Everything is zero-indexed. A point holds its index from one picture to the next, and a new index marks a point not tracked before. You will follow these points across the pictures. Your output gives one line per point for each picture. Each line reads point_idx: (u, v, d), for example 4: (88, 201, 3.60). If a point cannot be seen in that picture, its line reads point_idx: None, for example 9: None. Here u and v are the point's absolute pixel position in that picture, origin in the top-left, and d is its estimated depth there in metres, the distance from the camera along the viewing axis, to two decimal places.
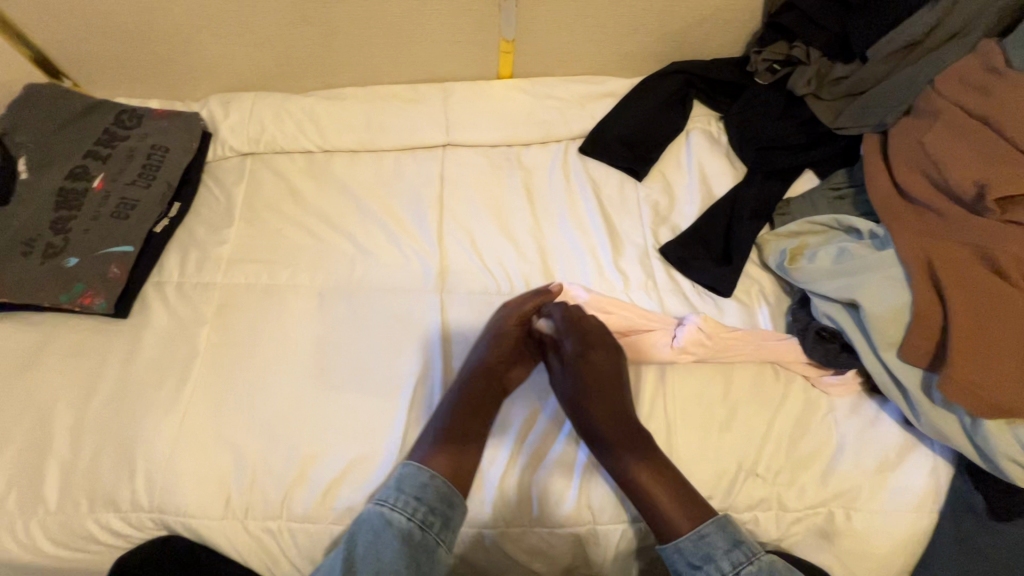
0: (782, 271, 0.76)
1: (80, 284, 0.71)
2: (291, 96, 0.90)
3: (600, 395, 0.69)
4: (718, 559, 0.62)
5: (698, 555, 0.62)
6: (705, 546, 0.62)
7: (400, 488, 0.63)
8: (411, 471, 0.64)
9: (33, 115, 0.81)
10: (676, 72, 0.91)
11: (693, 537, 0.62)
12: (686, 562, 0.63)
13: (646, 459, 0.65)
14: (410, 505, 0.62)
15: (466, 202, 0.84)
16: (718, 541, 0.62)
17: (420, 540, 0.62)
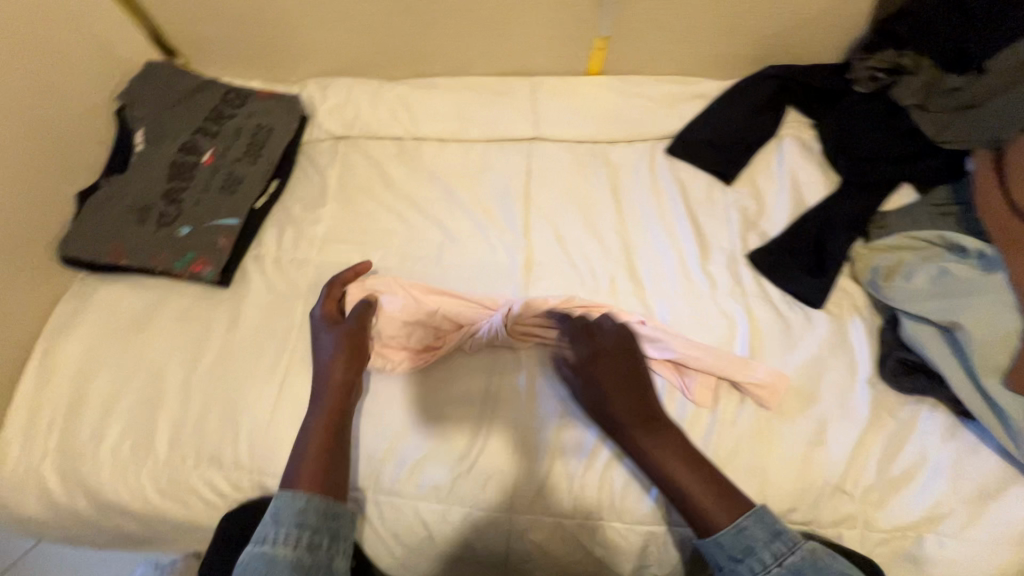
0: (874, 287, 0.74)
1: (192, 252, 0.76)
2: (385, 83, 0.93)
3: (607, 383, 0.65)
4: (760, 552, 0.55)
5: (739, 548, 0.56)
6: (746, 539, 0.56)
7: (277, 520, 0.56)
8: (285, 500, 0.57)
9: (151, 91, 0.86)
10: (773, 76, 0.89)
11: (732, 529, 0.57)
12: (727, 556, 0.57)
13: (668, 453, 0.62)
14: (290, 535, 0.55)
15: (552, 196, 0.85)
16: (756, 530, 0.56)
17: (312, 565, 0.54)
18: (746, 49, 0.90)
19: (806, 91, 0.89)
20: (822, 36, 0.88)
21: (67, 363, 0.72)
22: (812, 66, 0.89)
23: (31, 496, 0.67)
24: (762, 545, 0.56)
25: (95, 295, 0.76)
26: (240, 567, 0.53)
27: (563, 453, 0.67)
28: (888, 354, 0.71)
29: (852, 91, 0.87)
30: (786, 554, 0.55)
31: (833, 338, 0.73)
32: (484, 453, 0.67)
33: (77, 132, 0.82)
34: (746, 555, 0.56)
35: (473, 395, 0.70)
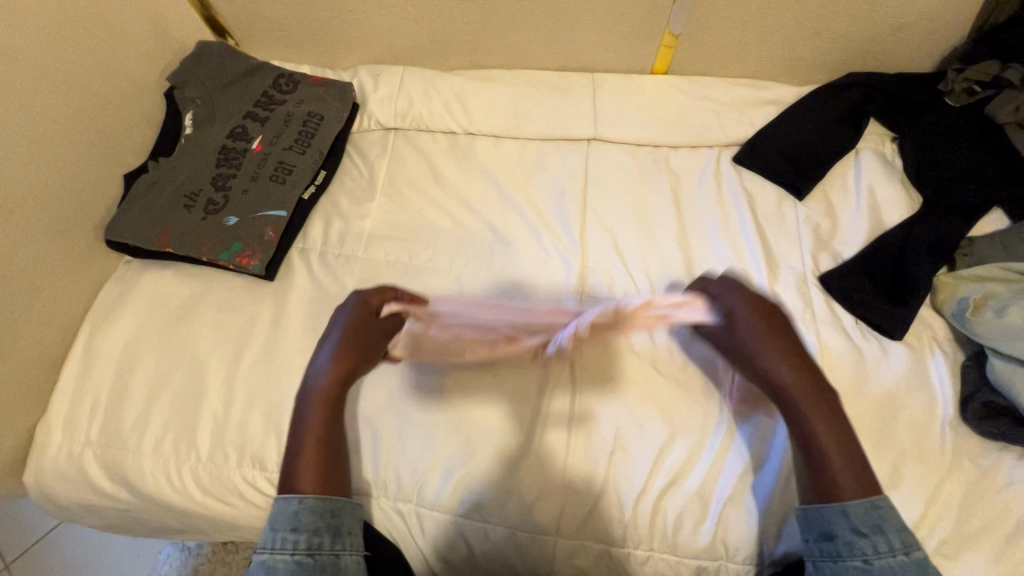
0: (959, 321, 0.68)
1: (238, 242, 0.74)
2: (440, 74, 0.89)
3: (776, 347, 0.63)
4: (891, 534, 0.54)
5: (870, 524, 0.54)
6: (881, 520, 0.54)
7: (274, 527, 0.57)
8: (281, 506, 0.58)
9: (202, 73, 0.84)
10: (851, 84, 0.84)
11: (865, 505, 0.55)
12: (850, 528, 0.55)
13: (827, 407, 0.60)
14: (288, 540, 0.56)
15: (610, 201, 0.80)
16: (891, 518, 0.55)
17: (313, 565, 0.55)
18: (829, 53, 0.85)
19: (891, 100, 0.84)
20: (910, 41, 0.83)
21: (109, 350, 0.70)
22: (898, 76, 0.84)
23: (73, 483, 0.66)
24: (895, 530, 0.54)
25: (139, 281, 0.75)
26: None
27: (617, 478, 0.64)
28: (971, 395, 0.65)
29: (943, 105, 0.81)
30: (913, 546, 0.54)
31: (912, 373, 0.68)
32: (533, 473, 0.64)
33: (127, 113, 0.80)
34: (875, 533, 0.54)
35: (524, 411, 0.66)
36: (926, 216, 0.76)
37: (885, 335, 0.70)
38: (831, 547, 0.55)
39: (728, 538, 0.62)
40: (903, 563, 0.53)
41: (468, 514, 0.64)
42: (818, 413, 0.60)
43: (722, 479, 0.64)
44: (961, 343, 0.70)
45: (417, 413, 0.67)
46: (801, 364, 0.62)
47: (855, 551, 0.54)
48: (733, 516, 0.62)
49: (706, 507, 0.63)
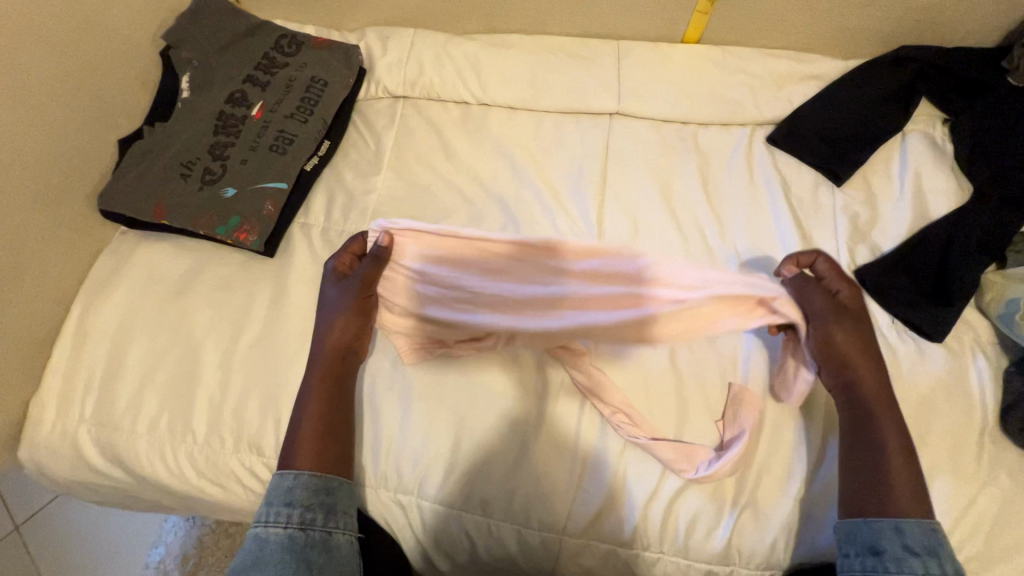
0: (1006, 323, 0.63)
1: (236, 217, 0.70)
2: (452, 38, 0.83)
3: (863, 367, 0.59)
4: (942, 560, 0.51)
5: (926, 547, 0.51)
6: (937, 543, 0.51)
7: (268, 503, 0.56)
8: (274, 481, 0.57)
9: (198, 30, 0.78)
10: (905, 59, 0.77)
11: (923, 526, 0.52)
12: (902, 544, 0.51)
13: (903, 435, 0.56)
14: (281, 514, 0.55)
15: (632, 183, 0.75)
16: (944, 546, 0.52)
17: (304, 541, 0.55)
18: (881, 23, 0.77)
19: (946, 78, 0.76)
20: (971, 13, 0.75)
21: (103, 325, 0.68)
22: (957, 50, 0.76)
23: (68, 461, 0.65)
24: (949, 557, 0.51)
25: (134, 255, 0.72)
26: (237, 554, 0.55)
27: (628, 477, 0.61)
28: (1015, 404, 0.60)
29: (1003, 83, 0.74)
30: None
31: (949, 378, 0.63)
32: (540, 470, 0.61)
33: (121, 76, 0.76)
34: (928, 554, 0.51)
35: (531, 405, 0.63)
36: (977, 208, 0.69)
37: (923, 337, 0.65)
38: (877, 562, 0.51)
39: (743, 545, 0.59)
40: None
41: (472, 507, 0.61)
42: (890, 430, 0.56)
43: (739, 485, 0.60)
44: (1007, 347, 0.65)
45: (420, 405, 0.64)
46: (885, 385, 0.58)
47: (903, 567, 0.50)
48: (750, 523, 0.59)
49: (723, 511, 0.59)
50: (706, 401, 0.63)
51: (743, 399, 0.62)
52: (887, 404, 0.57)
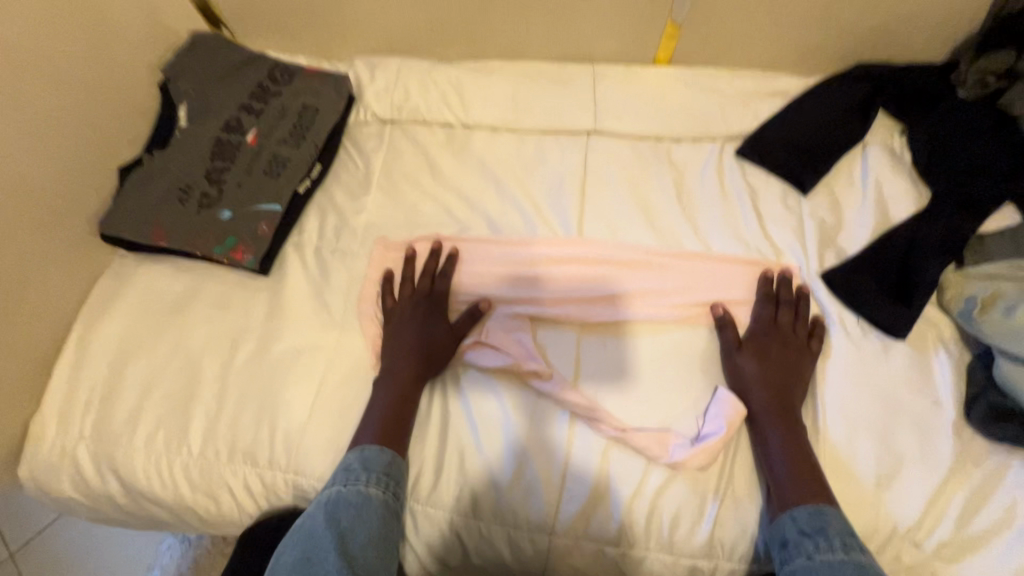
0: (965, 318, 0.67)
1: (233, 237, 0.73)
2: (437, 65, 0.88)
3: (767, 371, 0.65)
4: (831, 535, 0.55)
5: (815, 526, 0.55)
6: (823, 522, 0.55)
7: (367, 467, 0.59)
8: (375, 452, 0.60)
9: (197, 64, 0.83)
10: (861, 76, 0.82)
11: (808, 509, 0.56)
12: (796, 530, 0.56)
13: (795, 442, 0.61)
14: (382, 480, 0.59)
15: (610, 195, 0.79)
16: (834, 524, 0.56)
17: (394, 508, 0.59)
18: (837, 43, 0.83)
19: (901, 93, 0.81)
20: (920, 30, 0.80)
21: (103, 344, 0.70)
22: (909, 67, 0.82)
23: (67, 478, 0.67)
24: (838, 532, 0.55)
25: (132, 276, 0.75)
26: (328, 502, 0.57)
27: (610, 475, 0.63)
28: (977, 395, 0.64)
29: (954, 95, 0.79)
30: (856, 550, 0.54)
31: (914, 372, 0.66)
32: (526, 470, 0.63)
33: (123, 104, 0.79)
34: (817, 533, 0.55)
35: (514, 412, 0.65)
36: (934, 212, 0.74)
37: (888, 335, 0.68)
38: (784, 552, 0.56)
39: (726, 536, 0.61)
40: (843, 562, 0.53)
41: (463, 511, 0.63)
42: (779, 435, 0.62)
43: (718, 479, 0.62)
44: (968, 343, 0.68)
45: None
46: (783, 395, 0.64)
47: (800, 549, 0.55)
48: (731, 513, 0.61)
49: (704, 504, 0.61)
50: (685, 401, 0.66)
51: (723, 397, 0.64)
52: (773, 410, 0.63)
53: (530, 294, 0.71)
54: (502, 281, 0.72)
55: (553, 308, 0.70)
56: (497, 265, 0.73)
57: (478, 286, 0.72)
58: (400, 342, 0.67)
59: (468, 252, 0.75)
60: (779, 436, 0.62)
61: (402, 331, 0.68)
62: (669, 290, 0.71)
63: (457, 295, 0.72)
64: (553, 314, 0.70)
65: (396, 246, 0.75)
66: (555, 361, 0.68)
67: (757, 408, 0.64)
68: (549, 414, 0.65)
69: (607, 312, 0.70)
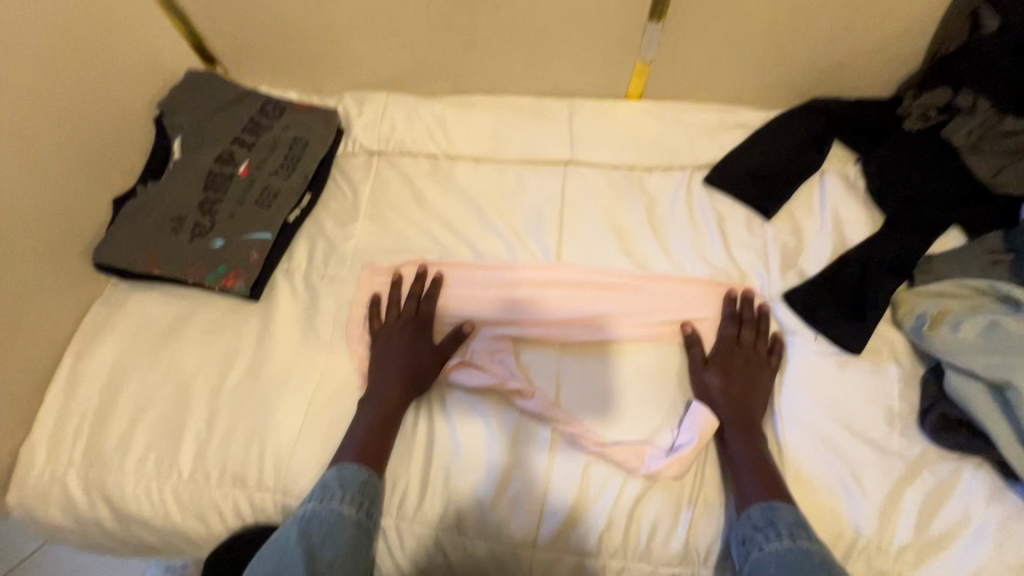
0: (917, 334, 0.71)
1: (224, 265, 0.76)
2: (422, 100, 0.93)
3: (729, 384, 0.69)
4: (781, 527, 0.59)
5: (768, 520, 0.59)
6: (774, 515, 0.59)
7: (343, 484, 0.61)
8: (352, 470, 0.62)
9: (192, 100, 0.87)
10: (816, 110, 0.88)
11: (763, 508, 0.60)
12: (750, 526, 0.60)
13: (754, 449, 0.65)
14: (355, 499, 0.61)
15: (587, 222, 0.83)
16: (784, 515, 0.60)
17: (367, 527, 0.61)
18: (793, 80, 0.89)
19: (853, 125, 0.87)
20: (867, 69, 0.88)
21: (95, 370, 0.72)
22: (860, 102, 0.88)
23: (56, 504, 0.67)
24: (788, 525, 0.59)
25: (125, 303, 0.77)
26: (303, 517, 0.60)
27: (589, 489, 0.65)
28: (930, 406, 0.68)
29: (901, 127, 0.85)
30: (802, 538, 0.58)
31: (872, 385, 0.70)
32: (508, 485, 0.65)
33: (118, 138, 0.83)
34: (768, 526, 0.59)
35: (495, 429, 0.68)
36: (885, 235, 0.79)
37: (845, 350, 0.72)
38: (740, 547, 0.60)
39: (700, 545, 0.64)
40: (789, 549, 0.57)
41: (447, 527, 0.65)
42: (739, 441, 0.66)
43: (691, 491, 0.65)
44: (921, 356, 0.73)
45: None
46: (743, 406, 0.68)
47: (753, 542, 0.59)
48: (704, 523, 0.64)
49: (678, 515, 0.64)
50: (660, 416, 0.69)
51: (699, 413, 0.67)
52: (735, 419, 0.67)
53: (511, 315, 0.75)
54: (484, 304, 0.76)
55: (535, 329, 0.74)
56: (479, 289, 0.77)
57: (461, 308, 0.76)
58: (388, 364, 0.70)
59: (451, 276, 0.78)
60: (739, 443, 0.66)
61: (391, 353, 0.71)
62: (642, 311, 0.75)
63: (441, 317, 0.75)
64: (533, 335, 0.74)
65: (384, 271, 0.78)
66: (536, 378, 0.71)
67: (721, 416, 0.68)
68: (530, 430, 0.68)
69: (584, 332, 0.74)
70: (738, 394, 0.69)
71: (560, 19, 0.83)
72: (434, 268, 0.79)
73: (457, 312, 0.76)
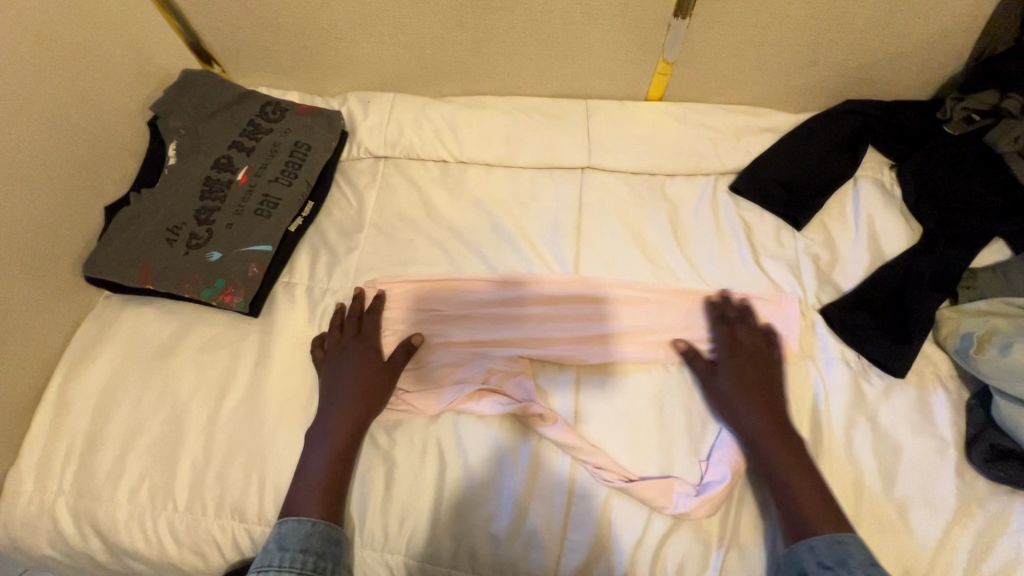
0: (963, 357, 0.66)
1: (222, 279, 0.72)
2: (430, 101, 0.88)
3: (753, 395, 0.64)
4: (854, 568, 0.53)
5: (835, 558, 0.54)
6: (844, 553, 0.54)
7: (281, 547, 0.56)
8: (291, 526, 0.57)
9: (187, 101, 0.83)
10: (851, 112, 0.83)
11: (828, 540, 0.55)
12: (817, 563, 0.54)
13: (802, 468, 0.60)
14: (296, 559, 0.55)
15: (606, 232, 0.78)
16: (854, 553, 0.54)
17: None
18: (826, 81, 0.84)
19: (890, 129, 0.82)
20: (905, 70, 0.82)
21: (86, 392, 0.68)
22: (898, 103, 0.83)
23: (44, 534, 0.63)
24: (861, 564, 0.53)
25: (118, 320, 0.73)
26: None
27: (613, 525, 0.61)
28: (977, 436, 0.63)
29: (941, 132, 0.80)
30: None
31: (913, 412, 0.66)
32: (526, 520, 0.61)
33: (110, 143, 0.78)
34: (839, 565, 0.53)
35: (513, 459, 0.63)
36: (926, 248, 0.74)
37: (887, 373, 0.68)
38: None
39: None
40: None
41: (461, 564, 0.61)
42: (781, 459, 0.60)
43: (722, 527, 0.61)
44: (965, 379, 0.68)
45: (404, 457, 0.64)
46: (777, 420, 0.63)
47: None
48: (738, 563, 0.60)
49: (709, 554, 0.60)
50: (688, 444, 0.65)
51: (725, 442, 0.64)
52: (770, 435, 0.62)
53: (527, 335, 0.70)
54: (497, 323, 0.71)
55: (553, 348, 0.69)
56: (492, 306, 0.72)
57: (471, 327, 0.71)
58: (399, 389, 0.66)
59: (461, 291, 0.73)
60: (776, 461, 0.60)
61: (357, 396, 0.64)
62: (668, 330, 0.71)
63: (450, 336, 0.70)
64: (551, 356, 0.69)
65: (388, 286, 0.74)
66: (555, 402, 0.67)
67: (757, 437, 0.62)
68: (551, 458, 0.64)
69: (607, 353, 0.69)
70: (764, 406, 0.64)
71: (578, 16, 0.78)
72: (442, 283, 0.74)
73: (468, 331, 0.71)
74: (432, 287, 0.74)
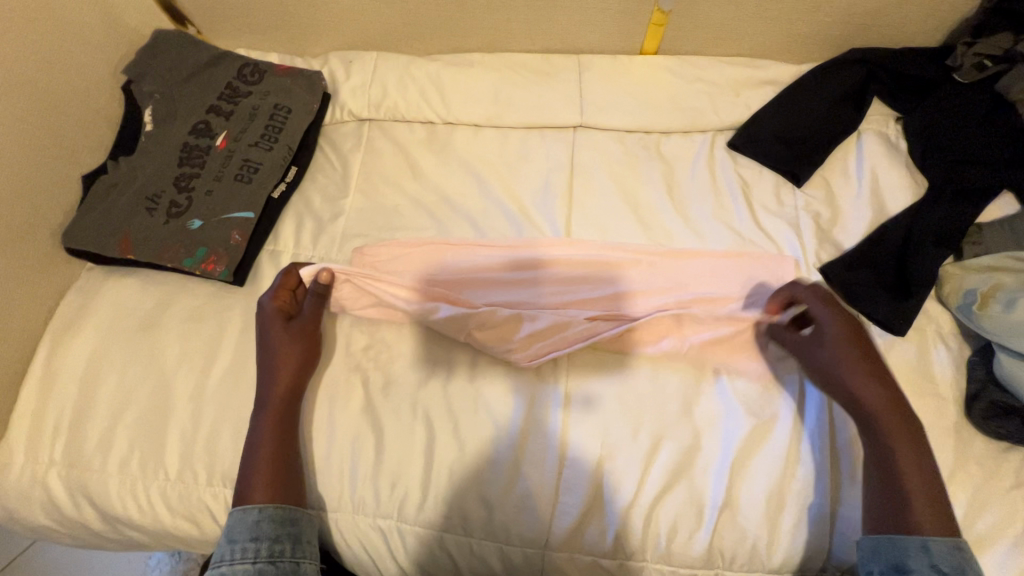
0: (965, 314, 0.65)
1: (204, 248, 0.70)
2: (414, 60, 0.84)
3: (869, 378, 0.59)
4: None
5: (953, 565, 0.50)
6: (964, 562, 0.50)
7: (231, 539, 0.56)
8: (236, 517, 0.57)
9: (161, 64, 0.79)
10: (855, 61, 0.79)
11: (948, 543, 0.51)
12: (930, 565, 0.51)
13: (918, 458, 0.55)
14: (248, 549, 0.55)
15: (598, 192, 0.76)
16: (972, 563, 0.51)
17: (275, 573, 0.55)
18: (829, 28, 0.80)
19: (896, 79, 0.79)
20: (914, 16, 0.78)
21: (72, 365, 0.67)
22: (904, 50, 0.79)
23: (39, 505, 0.64)
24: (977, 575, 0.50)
25: (101, 292, 0.71)
26: None
27: (606, 486, 0.60)
28: (978, 393, 0.62)
29: (950, 81, 0.76)
30: None
31: (913, 370, 0.64)
32: (518, 484, 0.60)
33: (83, 109, 0.75)
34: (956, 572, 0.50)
35: (506, 423, 0.62)
36: (931, 203, 0.71)
37: (887, 331, 0.66)
38: None
39: (725, 545, 0.59)
40: None
41: (453, 527, 0.61)
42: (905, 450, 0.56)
43: (714, 485, 0.60)
44: (967, 336, 0.67)
45: (393, 424, 0.63)
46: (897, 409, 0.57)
47: None
48: (730, 522, 0.59)
49: (701, 515, 0.60)
50: (681, 404, 0.63)
51: (735, 435, 0.61)
52: (897, 422, 0.57)
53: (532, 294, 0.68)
54: (503, 284, 0.69)
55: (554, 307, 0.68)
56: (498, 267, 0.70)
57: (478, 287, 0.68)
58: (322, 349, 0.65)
59: (461, 255, 0.71)
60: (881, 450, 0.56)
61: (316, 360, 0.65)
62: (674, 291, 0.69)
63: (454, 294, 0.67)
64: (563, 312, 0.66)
65: (376, 252, 0.72)
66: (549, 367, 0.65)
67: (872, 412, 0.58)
68: (542, 417, 0.62)
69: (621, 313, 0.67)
70: (893, 399, 0.58)
71: None
72: (440, 247, 0.72)
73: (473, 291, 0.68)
74: (422, 250, 0.71)
